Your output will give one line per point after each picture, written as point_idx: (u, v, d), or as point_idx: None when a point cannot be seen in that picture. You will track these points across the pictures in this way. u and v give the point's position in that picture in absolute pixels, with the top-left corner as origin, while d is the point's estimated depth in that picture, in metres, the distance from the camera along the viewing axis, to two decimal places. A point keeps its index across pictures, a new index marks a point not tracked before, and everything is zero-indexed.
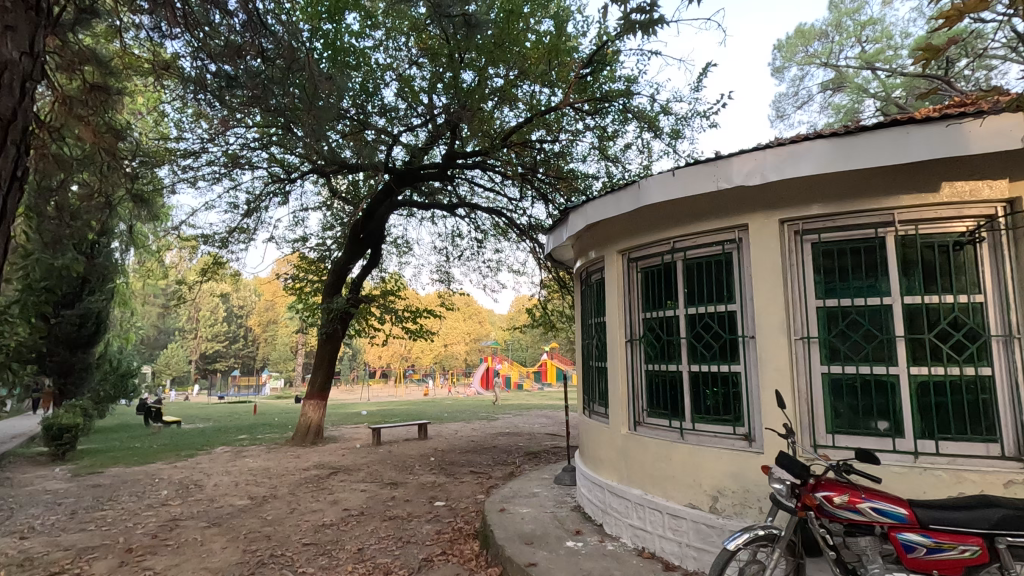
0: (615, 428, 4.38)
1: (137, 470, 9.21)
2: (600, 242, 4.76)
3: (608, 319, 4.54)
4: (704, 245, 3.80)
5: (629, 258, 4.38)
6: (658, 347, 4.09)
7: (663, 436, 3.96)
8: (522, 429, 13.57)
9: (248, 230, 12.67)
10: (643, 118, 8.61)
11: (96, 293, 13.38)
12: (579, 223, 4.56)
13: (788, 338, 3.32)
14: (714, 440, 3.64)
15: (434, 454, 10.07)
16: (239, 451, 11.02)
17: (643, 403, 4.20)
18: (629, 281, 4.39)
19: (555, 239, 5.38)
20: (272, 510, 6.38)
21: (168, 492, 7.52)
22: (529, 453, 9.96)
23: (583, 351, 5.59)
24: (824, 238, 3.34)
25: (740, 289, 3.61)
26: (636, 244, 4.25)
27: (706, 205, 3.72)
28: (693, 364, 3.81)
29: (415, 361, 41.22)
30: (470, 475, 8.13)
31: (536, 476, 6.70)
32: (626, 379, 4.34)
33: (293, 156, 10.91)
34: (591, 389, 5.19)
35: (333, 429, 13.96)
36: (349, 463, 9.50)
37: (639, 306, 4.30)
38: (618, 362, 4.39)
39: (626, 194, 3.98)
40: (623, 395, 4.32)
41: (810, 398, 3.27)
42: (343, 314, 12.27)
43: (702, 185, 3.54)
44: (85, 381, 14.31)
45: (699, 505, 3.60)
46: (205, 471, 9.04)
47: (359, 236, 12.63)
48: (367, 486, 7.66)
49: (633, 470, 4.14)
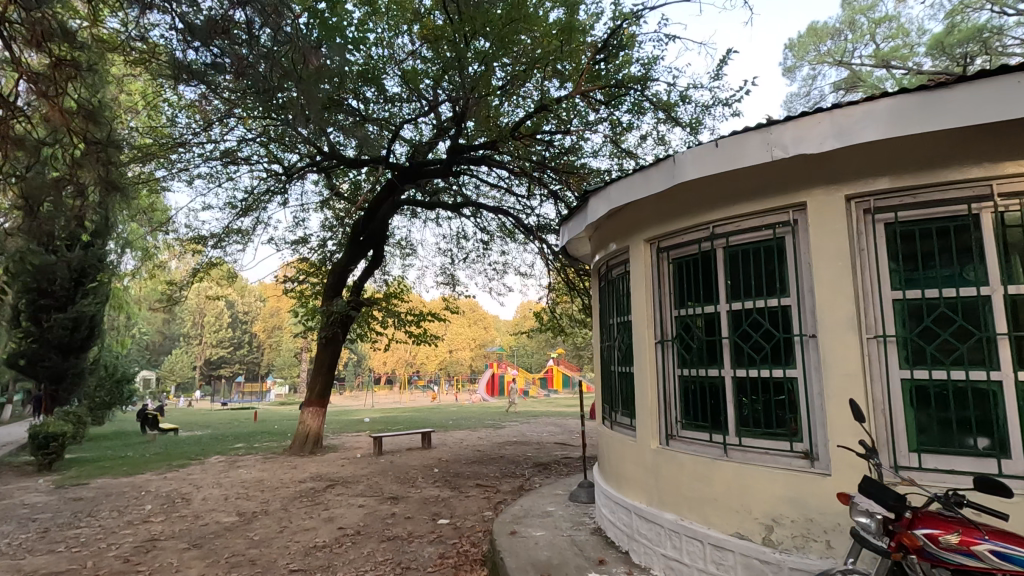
0: (643, 442, 3.83)
1: (124, 482, 8.71)
2: (624, 230, 4.23)
3: (634, 317, 4.01)
4: (751, 230, 3.25)
5: (659, 247, 3.85)
6: (695, 349, 3.54)
7: (701, 452, 3.41)
8: (530, 438, 13.01)
9: (245, 230, 12.21)
10: (660, 106, 8.07)
11: (89, 297, 12.91)
12: (600, 208, 4.03)
13: (860, 337, 2.76)
14: (766, 458, 3.09)
15: (438, 465, 9.52)
16: (233, 461, 10.51)
17: (676, 414, 3.65)
18: (659, 273, 3.86)
19: (570, 230, 4.85)
20: (260, 529, 5.84)
21: (152, 507, 7.00)
22: (538, 464, 9.39)
23: (602, 354, 5.05)
24: (901, 217, 2.78)
25: (796, 279, 3.06)
26: (668, 230, 3.71)
27: (755, 181, 3.18)
28: (738, 369, 3.26)
29: (420, 366, 40.72)
30: (477, 489, 7.58)
31: (549, 492, 6.14)
32: (656, 386, 3.79)
33: (290, 152, 10.44)
34: (613, 397, 4.64)
35: (333, 437, 13.43)
36: (348, 474, 8.96)
37: (671, 302, 3.76)
38: (645, 366, 3.85)
39: (658, 170, 3.45)
40: (652, 405, 3.77)
41: (888, 410, 2.72)
42: (343, 317, 11.75)
43: (750, 156, 3.01)
44: (77, 386, 13.85)
45: (750, 536, 3.04)
46: (196, 483, 8.52)
47: (360, 237, 12.14)
48: (366, 500, 7.11)
49: (664, 491, 3.59)
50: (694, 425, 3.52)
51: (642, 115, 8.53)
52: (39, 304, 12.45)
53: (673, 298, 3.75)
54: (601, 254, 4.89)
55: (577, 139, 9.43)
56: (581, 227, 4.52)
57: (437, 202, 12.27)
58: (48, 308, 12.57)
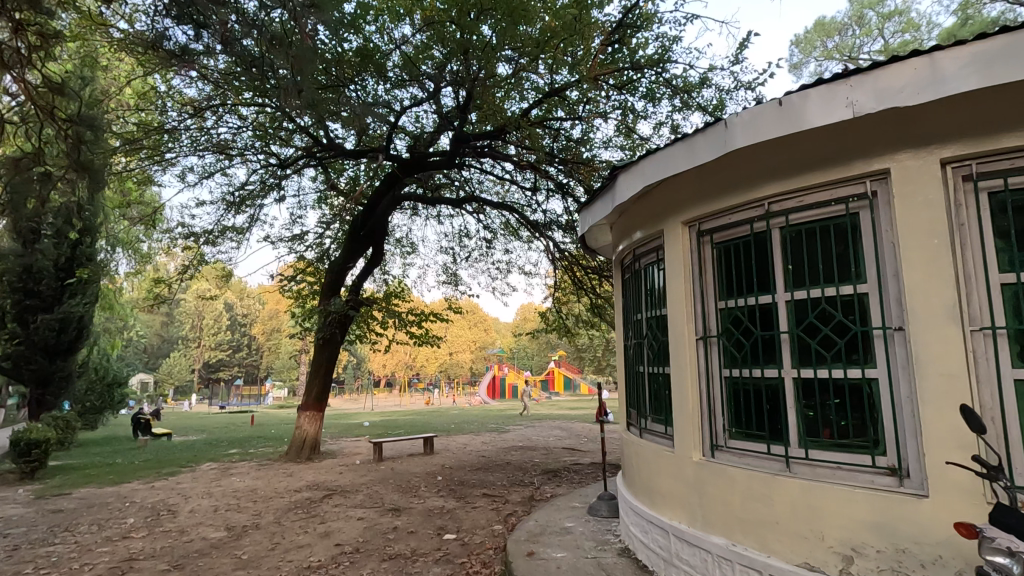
0: (682, 453, 3.34)
1: (108, 491, 8.20)
2: (656, 211, 3.75)
3: (670, 310, 3.52)
4: (818, 205, 2.76)
5: (701, 230, 3.37)
6: (747, 346, 3.05)
7: (757, 466, 2.92)
8: (536, 443, 12.51)
9: (240, 228, 11.74)
10: (679, 89, 7.59)
11: (77, 297, 12.41)
12: (632, 185, 3.54)
13: (963, 331, 2.28)
14: (840, 475, 2.61)
15: (442, 472, 9.03)
16: (226, 469, 10.01)
17: (723, 421, 3.17)
18: (700, 260, 3.38)
19: (593, 214, 4.36)
20: (250, 546, 5.35)
21: (135, 520, 6.50)
22: (547, 471, 8.90)
23: (627, 354, 4.56)
24: (1011, 186, 2.29)
25: (876, 261, 2.57)
26: (713, 208, 3.23)
27: (823, 149, 2.71)
28: (802, 370, 2.78)
29: (421, 369, 40.13)
30: (484, 499, 7.07)
31: (564, 504, 5.64)
32: (698, 389, 3.31)
33: (286, 145, 9.98)
34: (641, 401, 4.15)
35: (332, 443, 12.92)
36: (346, 483, 8.45)
37: (715, 293, 3.28)
38: (684, 368, 3.37)
39: (704, 137, 2.97)
40: (694, 410, 3.29)
41: (1000, 418, 2.24)
42: (341, 317, 11.22)
43: (824, 114, 2.51)
44: (65, 390, 13.33)
45: (823, 568, 2.56)
46: (185, 493, 8.01)
47: (359, 233, 11.61)
48: (366, 513, 6.61)
49: (710, 510, 3.10)
50: (746, 435, 3.04)
51: (657, 101, 8.06)
52: (25, 305, 11.97)
53: (717, 288, 3.27)
54: (626, 242, 4.42)
55: (587, 126, 8.94)
56: (605, 209, 4.05)
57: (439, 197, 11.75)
58: (34, 309, 12.09)
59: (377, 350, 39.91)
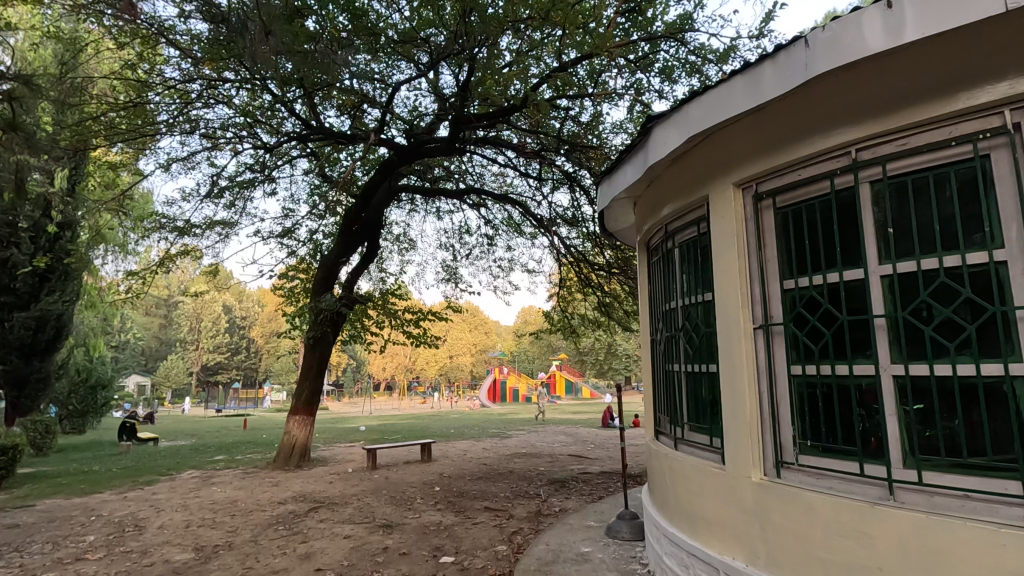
0: (736, 472, 2.67)
1: (76, 503, 7.50)
2: (696, 174, 3.09)
3: (720, 294, 2.86)
4: (930, 147, 2.09)
5: (760, 193, 2.70)
6: (825, 336, 2.37)
7: (844, 492, 2.24)
8: (541, 449, 11.79)
9: (228, 222, 11.08)
10: (698, 65, 6.95)
11: (55, 294, 11.74)
12: (672, 139, 2.87)
13: None
14: (970, 508, 1.93)
15: (440, 482, 8.34)
16: (208, 478, 9.30)
17: (794, 432, 2.50)
18: (758, 229, 2.72)
19: (615, 184, 3.71)
20: (217, 571, 4.66)
21: (95, 539, 5.81)
22: (554, 481, 8.19)
23: (656, 351, 3.89)
24: None
25: (1018, 217, 1.89)
26: (777, 163, 2.57)
27: (937, 70, 2.05)
28: (911, 365, 2.09)
29: (420, 373, 39.44)
30: (485, 514, 6.38)
31: (577, 524, 4.95)
32: (757, 389, 2.64)
33: (275, 130, 9.30)
34: (674, 405, 3.49)
35: (324, 449, 12.21)
36: (336, 494, 7.76)
37: (777, 271, 2.61)
38: (739, 365, 2.70)
39: (773, 65, 2.30)
40: (753, 417, 2.61)
41: None
42: (334, 316, 10.52)
43: (954, 13, 1.80)
44: (43, 393, 12.66)
45: None
46: (158, 506, 7.32)
47: (353, 226, 10.92)
48: (354, 530, 5.92)
49: (778, 548, 2.42)
50: (824, 450, 2.37)
51: (674, 81, 7.43)
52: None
53: (781, 264, 2.60)
54: (655, 218, 3.76)
55: (597, 108, 8.27)
56: (633, 176, 3.40)
57: (438, 189, 11.07)
58: (9, 307, 11.42)
59: (377, 353, 39.16)
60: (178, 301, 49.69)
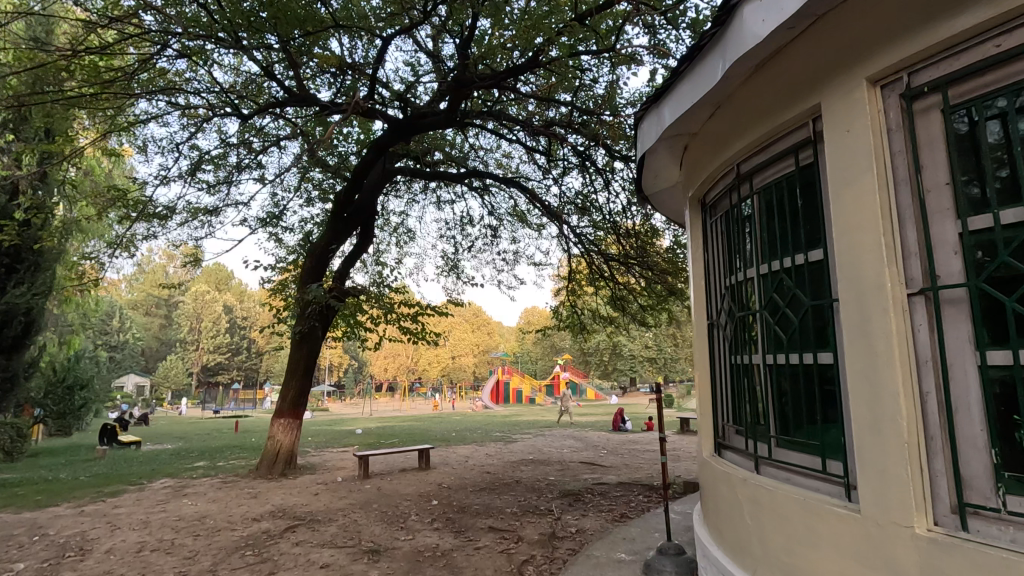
0: (881, 517, 1.73)
1: (23, 519, 6.59)
2: (798, 78, 2.13)
3: (842, 246, 1.92)
4: None
5: (916, 90, 1.75)
6: None
7: None
8: (549, 456, 10.84)
9: (211, 209, 10.15)
10: None
11: (23, 285, 10.88)
12: (773, 16, 1.93)
13: None
14: None
15: (437, 495, 7.38)
16: (181, 488, 8.36)
17: (987, 457, 1.56)
18: (913, 144, 1.77)
19: (668, 113, 2.76)
20: None
21: (26, 567, 4.89)
22: (566, 493, 7.24)
23: (718, 338, 2.96)
24: None
25: None
26: (955, 36, 1.62)
27: None
28: None
29: (422, 374, 38.43)
30: (489, 536, 5.42)
31: (604, 557, 3.99)
32: (915, 391, 1.69)
33: (255, 102, 8.35)
34: (750, 412, 2.55)
35: (314, 455, 11.26)
36: (320, 508, 6.84)
37: (953, 206, 1.67)
38: (884, 354, 1.74)
39: None
40: (912, 434, 1.67)
41: None
42: (324, 309, 9.55)
43: None
44: (12, 393, 11.79)
45: None
46: (115, 523, 6.39)
47: (345, 211, 9.92)
48: (333, 557, 4.96)
49: None
50: None
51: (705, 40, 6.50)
52: None
53: (959, 193, 1.66)
54: (717, 160, 2.79)
55: (614, 74, 7.37)
56: (702, 89, 2.42)
57: (440, 171, 10.13)
58: None
59: (377, 353, 38.24)
60: (177, 300, 48.98)
